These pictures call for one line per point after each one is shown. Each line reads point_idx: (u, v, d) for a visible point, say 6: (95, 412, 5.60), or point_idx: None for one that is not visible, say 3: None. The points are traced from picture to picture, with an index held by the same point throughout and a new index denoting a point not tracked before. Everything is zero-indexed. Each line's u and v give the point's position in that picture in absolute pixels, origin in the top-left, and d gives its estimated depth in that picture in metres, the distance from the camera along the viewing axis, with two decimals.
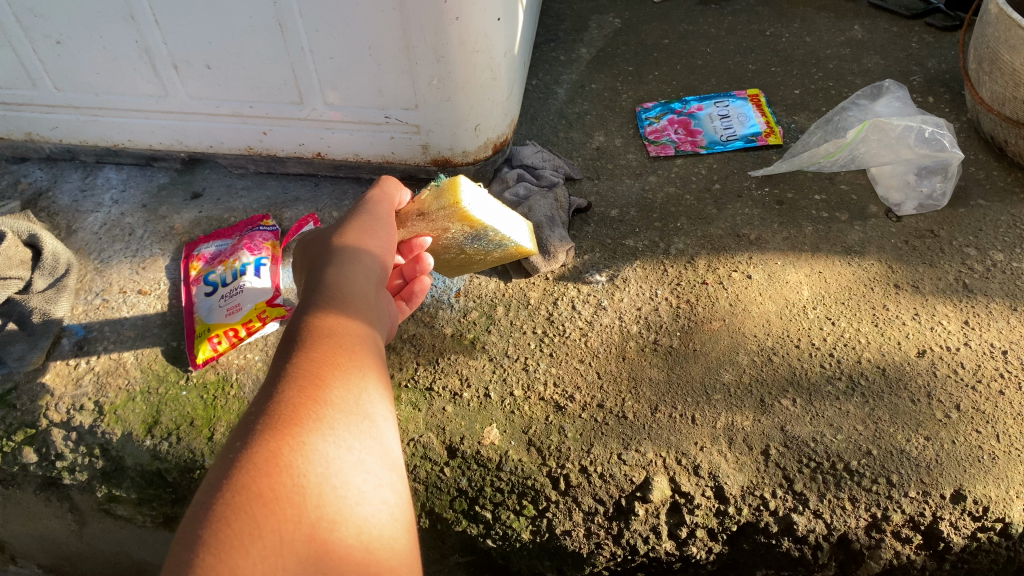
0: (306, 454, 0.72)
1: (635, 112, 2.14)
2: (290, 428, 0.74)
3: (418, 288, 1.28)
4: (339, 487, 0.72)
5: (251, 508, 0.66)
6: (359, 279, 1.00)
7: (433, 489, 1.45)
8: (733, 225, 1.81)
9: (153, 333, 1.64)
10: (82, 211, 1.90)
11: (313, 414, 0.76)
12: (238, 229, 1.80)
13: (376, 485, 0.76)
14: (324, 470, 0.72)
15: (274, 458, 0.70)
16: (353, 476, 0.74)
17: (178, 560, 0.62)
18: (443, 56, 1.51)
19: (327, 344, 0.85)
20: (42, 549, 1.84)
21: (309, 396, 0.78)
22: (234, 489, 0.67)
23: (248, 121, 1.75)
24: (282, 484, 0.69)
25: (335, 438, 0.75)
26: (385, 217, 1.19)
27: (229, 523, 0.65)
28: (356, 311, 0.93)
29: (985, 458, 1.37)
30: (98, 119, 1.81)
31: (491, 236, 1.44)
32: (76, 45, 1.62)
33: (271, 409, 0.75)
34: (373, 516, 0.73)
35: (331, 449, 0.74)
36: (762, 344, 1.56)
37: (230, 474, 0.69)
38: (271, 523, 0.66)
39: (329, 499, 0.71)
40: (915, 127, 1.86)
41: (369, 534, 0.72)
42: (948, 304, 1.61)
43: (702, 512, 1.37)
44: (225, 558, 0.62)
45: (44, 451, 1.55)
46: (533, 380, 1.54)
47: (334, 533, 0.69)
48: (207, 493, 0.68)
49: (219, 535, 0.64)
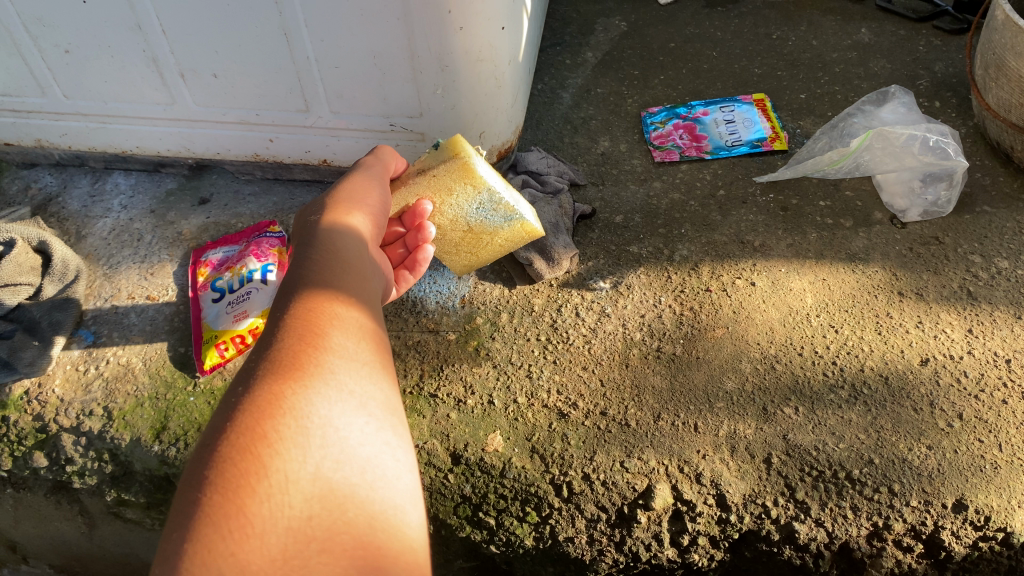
0: (308, 397, 0.74)
1: (641, 117, 2.15)
2: (291, 373, 0.76)
3: (421, 257, 1.28)
4: (341, 427, 0.74)
5: (256, 448, 0.69)
6: (354, 243, 1.02)
7: (437, 495, 1.48)
8: (737, 232, 1.81)
9: (161, 339, 1.66)
10: (92, 217, 1.92)
11: (314, 361, 0.78)
12: (245, 236, 1.81)
13: (379, 427, 0.77)
14: (328, 412, 0.74)
15: (276, 400, 0.73)
16: (355, 418, 0.76)
17: (187, 499, 0.66)
18: (448, 65, 1.52)
19: (323, 299, 0.87)
20: (54, 550, 1.87)
21: (307, 345, 0.80)
22: (239, 431, 0.70)
23: (254, 128, 1.76)
24: (286, 425, 0.71)
25: (336, 383, 0.77)
26: (377, 188, 1.22)
27: (235, 464, 0.67)
28: (352, 271, 0.95)
29: (987, 467, 1.37)
30: (106, 126, 1.83)
31: (498, 204, 1.41)
32: (84, 54, 1.64)
33: (271, 358, 0.78)
34: (376, 457, 0.75)
35: (332, 392, 0.76)
36: (765, 352, 1.56)
37: (235, 417, 0.71)
38: (275, 463, 0.69)
39: (332, 440, 0.72)
40: (920, 136, 1.85)
41: (372, 474, 0.73)
42: (952, 312, 1.61)
43: (704, 520, 1.38)
44: (231, 497, 0.65)
45: (54, 455, 1.58)
46: (536, 388, 1.55)
47: (338, 472, 0.71)
48: (214, 436, 0.71)
49: (224, 475, 0.66)
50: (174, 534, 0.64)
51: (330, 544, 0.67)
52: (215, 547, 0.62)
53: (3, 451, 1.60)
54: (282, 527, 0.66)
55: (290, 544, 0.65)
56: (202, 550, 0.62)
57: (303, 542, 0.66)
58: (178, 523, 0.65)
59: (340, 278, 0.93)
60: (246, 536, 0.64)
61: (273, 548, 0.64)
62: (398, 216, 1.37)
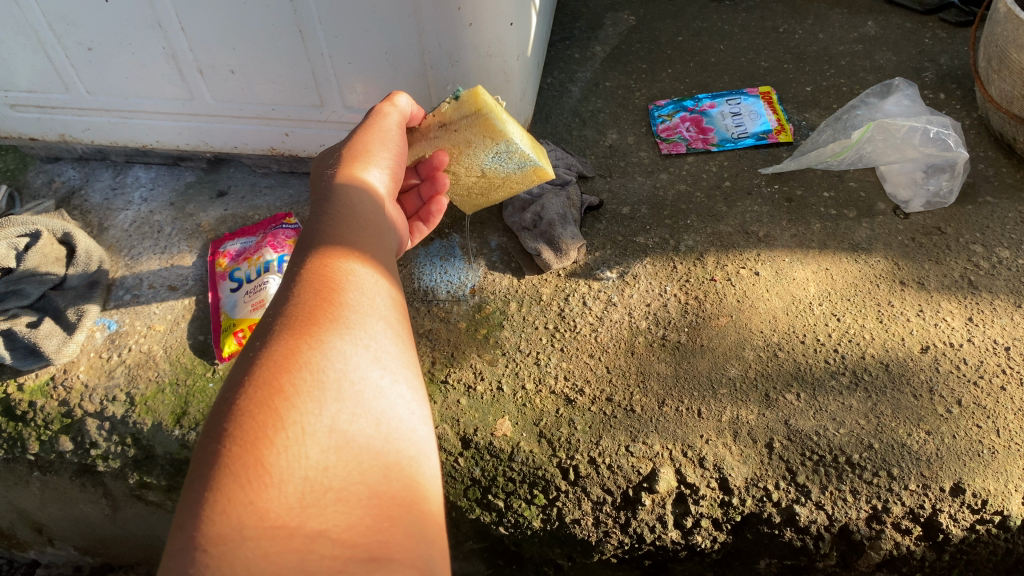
0: (324, 352, 0.79)
1: (648, 110, 2.18)
2: (307, 332, 0.81)
3: (435, 209, 1.41)
4: (356, 382, 0.78)
5: (273, 402, 0.73)
6: (369, 206, 1.07)
7: (448, 479, 1.53)
8: (742, 222, 1.85)
9: (181, 327, 1.72)
10: (114, 209, 1.97)
11: (330, 319, 0.83)
12: (262, 227, 1.86)
13: (392, 381, 0.82)
14: (342, 367, 0.78)
15: (292, 355, 0.78)
16: (369, 373, 0.80)
17: (209, 450, 0.70)
18: (458, 60, 1.56)
19: (339, 258, 0.93)
20: (79, 532, 1.93)
21: (324, 304, 0.85)
22: (258, 387, 0.74)
23: (271, 123, 1.81)
24: (302, 380, 0.76)
25: (351, 339, 0.82)
26: (396, 135, 1.25)
27: (253, 417, 0.72)
28: (366, 237, 1.00)
29: (985, 452, 1.40)
30: (127, 121, 1.89)
31: (514, 153, 1.43)
32: (106, 52, 1.69)
33: (288, 316, 0.83)
34: (389, 409, 0.79)
35: (347, 349, 0.80)
36: (768, 339, 1.60)
37: (254, 372, 0.76)
38: (293, 415, 0.73)
39: (347, 393, 0.77)
40: (921, 127, 1.90)
41: (386, 425, 0.77)
42: (953, 300, 1.64)
43: (707, 503, 1.42)
44: (250, 447, 0.69)
45: (79, 439, 1.64)
46: (544, 374, 1.59)
47: (353, 424, 0.75)
48: (234, 392, 0.75)
49: (244, 427, 0.71)
50: (197, 484, 0.68)
51: (347, 493, 0.70)
52: (234, 497, 0.66)
53: (30, 436, 1.66)
54: (298, 478, 0.69)
55: (307, 494, 0.68)
56: (223, 501, 0.66)
57: (320, 491, 0.69)
58: (200, 474, 0.69)
59: (355, 240, 0.98)
60: (264, 486, 0.67)
61: (290, 497, 0.67)
62: (413, 167, 1.43)
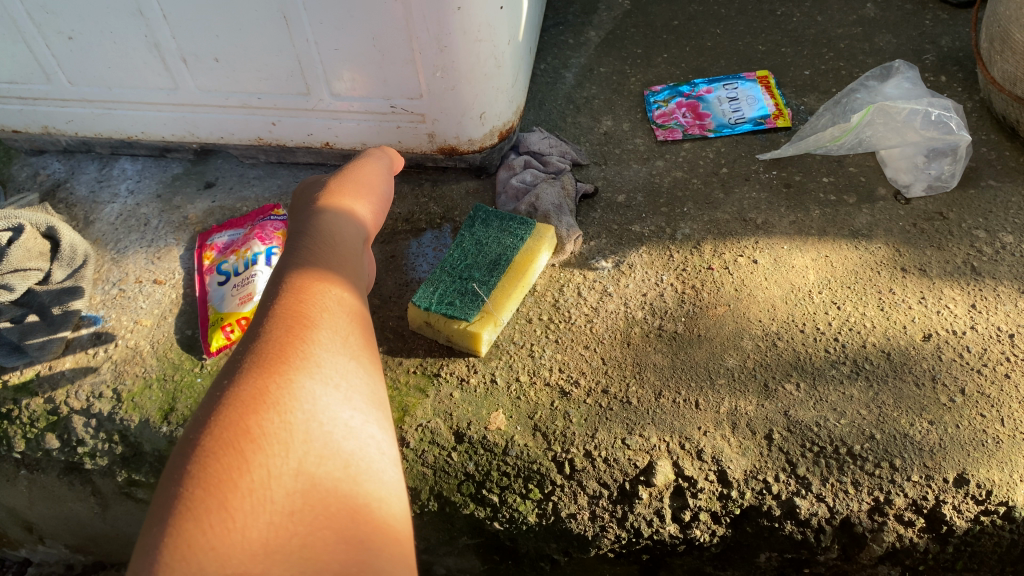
0: (293, 391, 0.71)
1: (644, 96, 2.14)
2: (276, 367, 0.73)
3: None
4: (326, 421, 0.70)
5: (239, 444, 0.66)
6: (349, 234, 0.99)
7: (441, 473, 1.47)
8: (740, 210, 1.81)
9: (169, 321, 1.69)
10: (99, 202, 1.93)
11: (300, 353, 0.75)
12: (250, 219, 1.82)
13: (365, 420, 0.74)
14: (311, 407, 0.71)
15: (260, 394, 0.70)
16: (341, 411, 0.72)
17: (167, 493, 0.62)
18: (447, 45, 1.52)
19: (313, 290, 0.84)
20: (69, 531, 1.91)
21: (294, 337, 0.77)
22: (222, 426, 0.67)
23: (257, 112, 1.78)
24: (269, 421, 0.68)
25: (322, 374, 0.74)
26: (384, 176, 1.18)
27: (217, 458, 0.64)
28: (345, 266, 0.91)
29: (989, 442, 1.37)
30: (112, 112, 1.85)
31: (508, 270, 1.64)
32: (87, 41, 1.65)
33: (257, 350, 0.75)
34: (363, 449, 0.71)
35: (318, 384, 0.73)
36: (767, 329, 1.57)
37: (218, 411, 0.69)
38: (258, 458, 0.65)
39: (316, 435, 0.69)
40: (921, 110, 1.83)
41: (358, 467, 0.69)
42: (955, 287, 1.61)
43: (706, 496, 1.39)
44: (213, 491, 0.62)
45: (66, 437, 1.59)
46: (539, 367, 1.56)
47: (321, 467, 0.67)
48: (196, 432, 0.67)
49: (206, 469, 0.63)
50: (152, 531, 0.60)
51: (313, 540, 0.62)
52: (195, 542, 0.58)
53: (16, 433, 1.61)
54: (263, 522, 0.61)
55: (272, 541, 0.61)
56: (182, 546, 0.58)
57: (286, 539, 0.61)
58: (157, 519, 0.61)
59: (333, 270, 0.89)
60: (227, 530, 0.60)
61: (254, 543, 0.60)
62: None
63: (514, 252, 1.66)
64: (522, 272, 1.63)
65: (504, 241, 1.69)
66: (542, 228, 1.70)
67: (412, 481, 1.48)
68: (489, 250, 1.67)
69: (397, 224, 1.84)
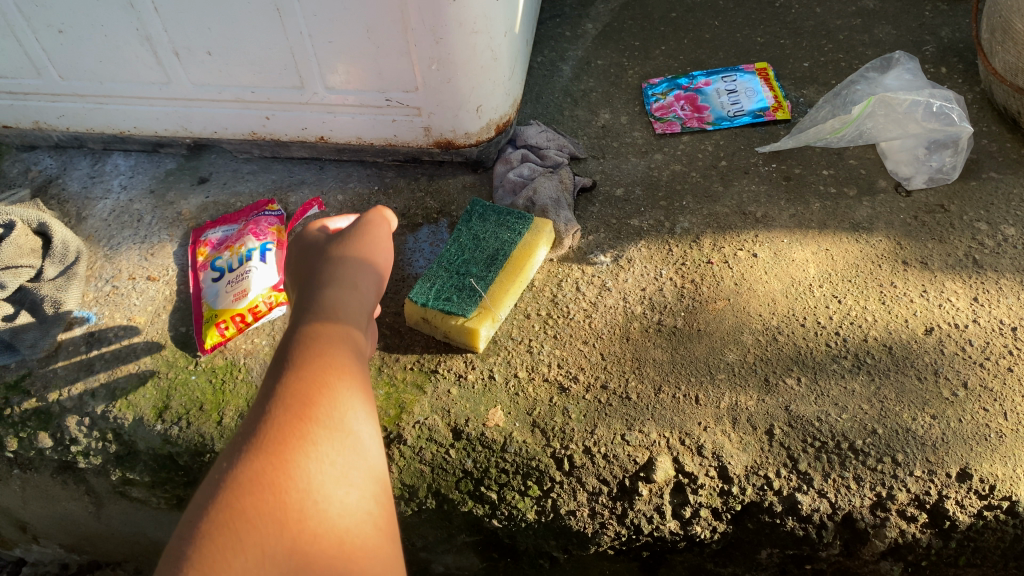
0: (291, 471, 0.69)
1: (642, 89, 2.13)
2: (277, 444, 0.71)
3: None
4: (324, 503, 0.69)
5: (234, 525, 0.65)
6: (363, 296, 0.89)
7: (439, 470, 1.45)
8: (739, 203, 1.79)
9: (162, 319, 1.67)
10: (92, 198, 1.90)
11: (303, 429, 0.73)
12: (244, 214, 1.81)
13: (363, 500, 0.72)
14: (308, 487, 0.69)
15: (258, 475, 0.68)
16: (338, 492, 0.70)
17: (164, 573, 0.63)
18: (443, 37, 1.50)
19: (320, 367, 0.78)
20: (63, 530, 1.89)
21: (298, 409, 0.74)
22: (220, 508, 0.66)
23: (251, 106, 1.76)
24: (266, 502, 0.67)
25: (322, 451, 0.72)
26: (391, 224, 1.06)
27: (213, 539, 0.64)
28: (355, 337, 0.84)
29: (992, 436, 1.36)
30: (103, 107, 1.82)
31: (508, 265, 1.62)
32: (78, 34, 1.63)
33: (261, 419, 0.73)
34: (358, 531, 0.70)
35: (317, 462, 0.71)
36: (767, 323, 1.55)
37: (218, 489, 0.68)
38: (254, 539, 0.65)
39: (310, 517, 0.68)
40: (923, 101, 1.83)
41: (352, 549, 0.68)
42: (957, 280, 1.59)
43: (706, 492, 1.38)
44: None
45: (59, 436, 1.57)
46: (537, 362, 1.55)
47: (314, 552, 0.66)
48: (197, 511, 0.67)
49: (203, 552, 0.63)
50: None
51: None
52: None
53: (8, 432, 1.59)
54: None
55: None
56: None
57: None
58: None
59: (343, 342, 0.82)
60: None
61: None
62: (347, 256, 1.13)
63: (511, 247, 1.64)
64: (520, 267, 1.61)
65: (502, 236, 1.67)
66: (540, 222, 1.68)
67: (410, 479, 1.46)
68: (487, 245, 1.65)
69: (393, 219, 1.81)
